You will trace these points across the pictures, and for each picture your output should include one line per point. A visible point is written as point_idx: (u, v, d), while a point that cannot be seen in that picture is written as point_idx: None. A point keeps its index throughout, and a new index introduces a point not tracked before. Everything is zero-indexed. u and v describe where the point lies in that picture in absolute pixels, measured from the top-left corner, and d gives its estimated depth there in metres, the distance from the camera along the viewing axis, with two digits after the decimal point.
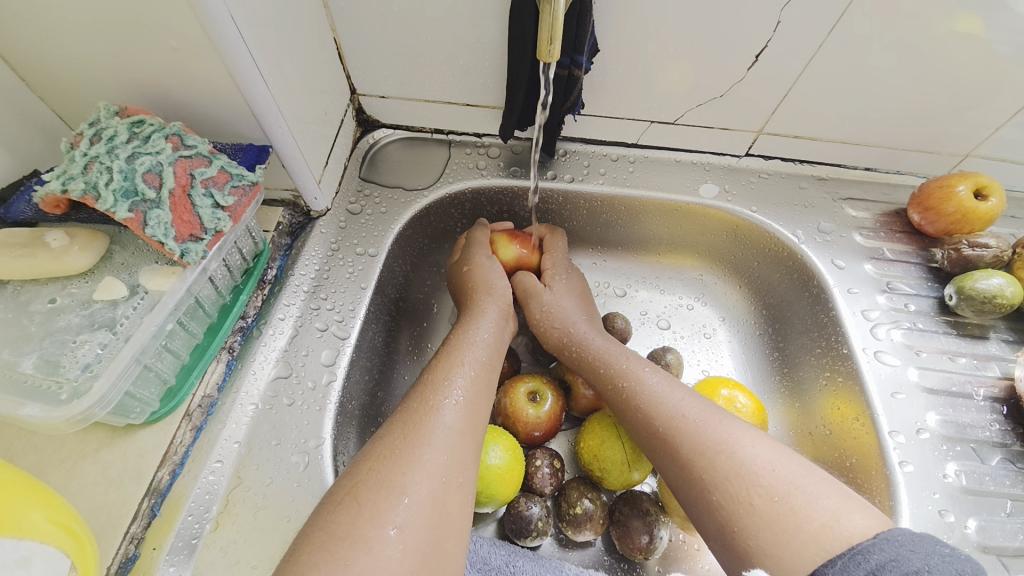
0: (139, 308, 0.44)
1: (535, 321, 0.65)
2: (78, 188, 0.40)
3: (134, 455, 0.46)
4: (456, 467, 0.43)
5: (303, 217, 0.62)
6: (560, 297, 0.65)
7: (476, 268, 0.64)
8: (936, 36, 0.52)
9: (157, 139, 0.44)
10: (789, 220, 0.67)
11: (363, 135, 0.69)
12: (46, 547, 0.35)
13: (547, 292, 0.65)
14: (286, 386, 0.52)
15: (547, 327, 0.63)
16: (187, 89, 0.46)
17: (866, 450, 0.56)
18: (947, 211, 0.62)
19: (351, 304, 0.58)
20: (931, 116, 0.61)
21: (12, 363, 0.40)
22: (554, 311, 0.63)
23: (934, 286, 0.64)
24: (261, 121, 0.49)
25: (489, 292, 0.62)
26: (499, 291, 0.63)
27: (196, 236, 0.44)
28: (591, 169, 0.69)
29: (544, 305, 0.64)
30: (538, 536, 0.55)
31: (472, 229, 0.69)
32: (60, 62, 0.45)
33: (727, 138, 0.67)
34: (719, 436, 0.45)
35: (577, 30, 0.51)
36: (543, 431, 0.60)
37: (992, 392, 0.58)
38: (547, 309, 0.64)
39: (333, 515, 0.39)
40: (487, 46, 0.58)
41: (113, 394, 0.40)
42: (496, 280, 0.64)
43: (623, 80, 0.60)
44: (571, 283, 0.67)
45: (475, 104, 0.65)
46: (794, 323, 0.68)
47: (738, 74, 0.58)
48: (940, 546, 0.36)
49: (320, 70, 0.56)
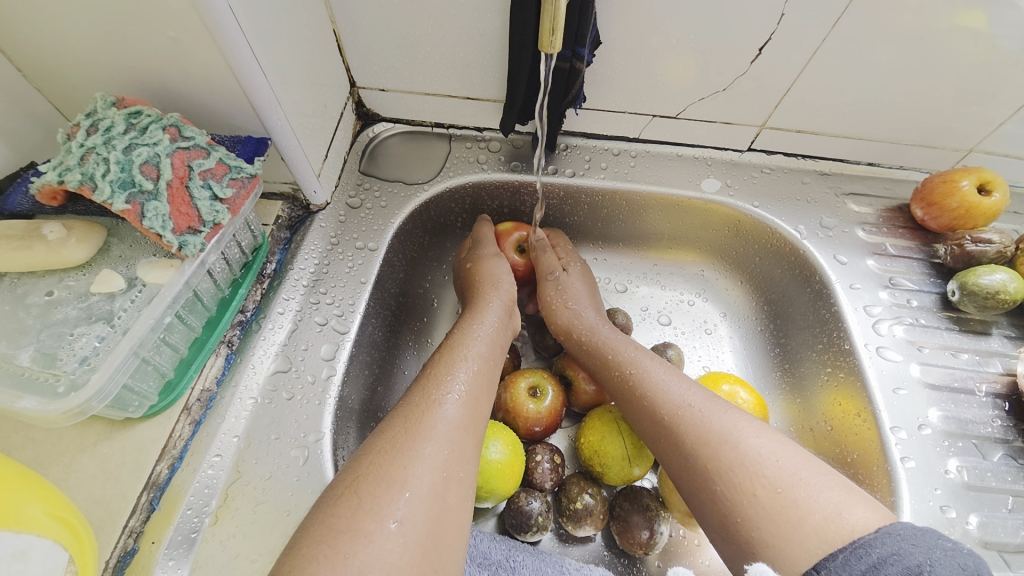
0: (137, 301, 0.44)
1: (545, 303, 0.65)
2: (75, 179, 0.40)
3: (133, 449, 0.46)
4: (456, 461, 0.42)
5: (302, 211, 0.61)
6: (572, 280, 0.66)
7: (483, 262, 0.64)
8: (940, 30, 0.52)
9: (154, 131, 0.43)
10: (791, 215, 0.67)
11: (363, 128, 0.69)
12: (43, 541, 0.35)
13: (564, 274, 0.66)
14: (286, 380, 0.52)
15: (558, 306, 0.64)
16: (185, 80, 0.46)
17: (867, 446, 0.56)
18: (950, 206, 0.62)
19: (351, 298, 0.58)
20: (934, 111, 0.61)
21: (9, 356, 0.40)
22: (567, 290, 0.65)
23: (936, 282, 0.64)
24: (259, 114, 0.49)
25: (495, 286, 0.62)
26: (505, 286, 0.62)
27: (194, 229, 0.44)
28: (592, 164, 0.69)
29: (558, 284, 0.65)
30: (538, 531, 0.55)
31: (477, 224, 0.69)
32: (56, 52, 0.45)
33: (728, 133, 0.67)
34: (723, 427, 0.45)
35: (579, 22, 0.51)
36: (543, 427, 0.60)
37: (993, 388, 0.58)
38: (560, 288, 0.65)
39: (332, 508, 0.38)
40: (488, 39, 0.57)
41: (111, 387, 0.40)
42: (503, 273, 0.63)
43: (624, 74, 0.60)
44: (584, 272, 0.67)
45: (475, 98, 0.65)
46: (795, 319, 0.68)
47: (741, 68, 0.57)
48: (942, 540, 0.36)
49: (319, 63, 0.56)
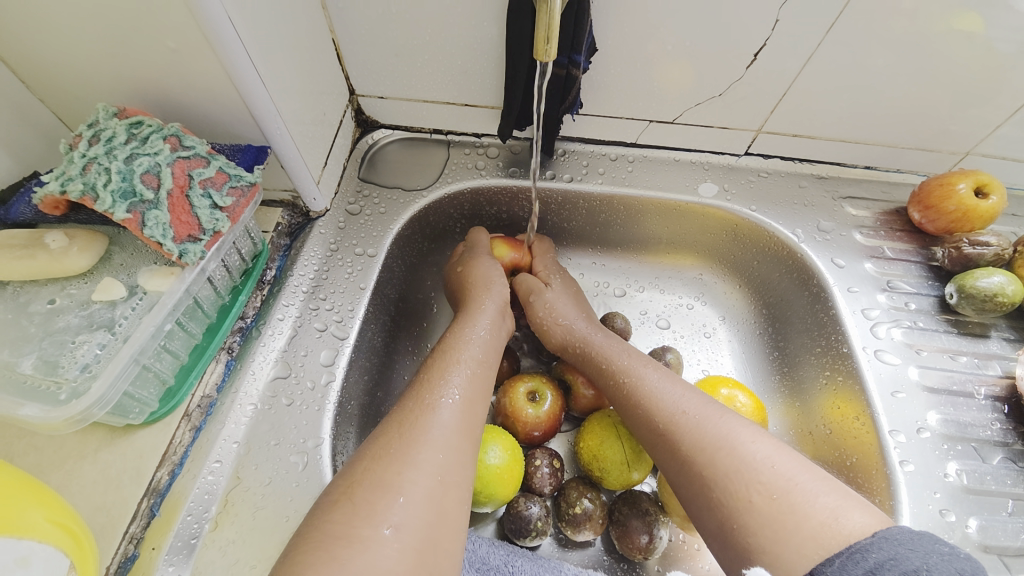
0: (138, 309, 0.44)
1: (539, 325, 0.64)
2: (77, 189, 0.41)
3: (134, 455, 0.46)
4: (453, 466, 0.43)
5: (302, 217, 0.62)
6: (559, 297, 0.65)
7: (473, 266, 0.65)
8: (935, 34, 0.52)
9: (155, 141, 0.44)
10: (788, 219, 0.67)
11: (362, 135, 0.70)
12: (45, 547, 0.35)
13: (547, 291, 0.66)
14: (285, 386, 0.52)
15: (551, 326, 0.63)
16: (185, 90, 0.47)
17: (866, 450, 0.56)
18: (947, 209, 0.62)
19: (350, 303, 0.58)
20: (931, 114, 0.61)
21: (12, 363, 0.41)
22: (554, 308, 0.64)
23: (934, 285, 0.64)
24: (258, 123, 0.49)
25: (489, 288, 0.62)
26: (498, 287, 0.63)
27: (194, 237, 0.44)
28: (590, 169, 0.69)
29: (545, 303, 0.65)
30: (538, 536, 0.55)
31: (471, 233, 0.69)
32: (58, 63, 0.45)
33: (725, 137, 0.67)
34: (719, 432, 0.45)
35: (575, 30, 0.51)
36: (543, 431, 0.60)
37: (992, 391, 0.58)
38: (547, 307, 0.64)
39: (328, 514, 0.39)
40: (486, 46, 0.58)
41: (112, 394, 0.41)
42: (494, 274, 0.64)
43: (621, 79, 0.60)
44: (566, 283, 0.67)
45: (474, 105, 0.65)
46: (794, 323, 0.68)
47: (737, 72, 0.58)
48: (940, 544, 0.36)
49: (319, 71, 0.56)
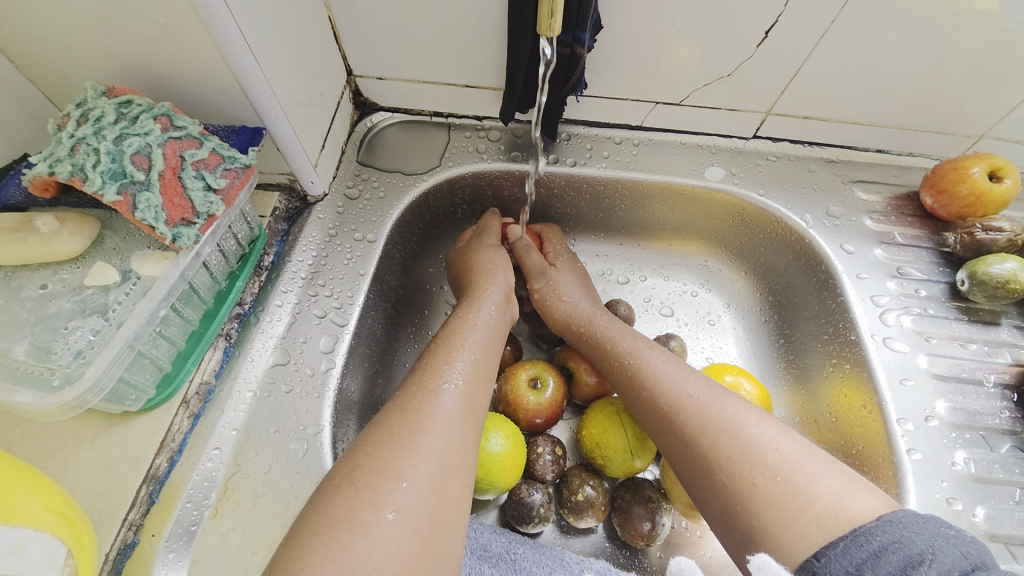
0: (131, 294, 0.43)
1: (542, 294, 0.64)
2: (65, 170, 0.39)
3: (132, 442, 0.45)
4: (454, 451, 0.42)
5: (299, 202, 0.61)
6: (564, 276, 0.65)
7: (483, 253, 0.63)
8: (950, 13, 0.50)
9: (145, 120, 0.43)
10: (797, 204, 0.65)
11: (360, 118, 0.68)
12: (41, 535, 0.35)
13: (553, 269, 0.66)
14: (284, 372, 0.51)
15: (553, 300, 0.63)
16: (177, 68, 0.45)
17: (872, 438, 0.55)
18: (960, 193, 0.61)
19: (349, 290, 0.57)
20: (946, 96, 0.59)
21: (4, 349, 0.40)
22: (557, 284, 0.64)
23: (945, 271, 0.63)
24: (253, 102, 0.48)
25: (501, 280, 0.61)
26: (502, 271, 0.62)
27: (187, 220, 0.43)
28: (594, 152, 0.67)
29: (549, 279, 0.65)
30: (539, 523, 0.54)
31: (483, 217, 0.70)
32: (43, 39, 0.44)
33: (733, 119, 0.66)
34: (723, 415, 0.45)
35: (580, 5, 0.50)
36: (545, 419, 0.59)
37: (1002, 379, 0.57)
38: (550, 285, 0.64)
39: (331, 499, 0.38)
40: (486, 24, 0.56)
41: (106, 380, 0.40)
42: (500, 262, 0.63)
43: (626, 60, 0.59)
44: (572, 264, 0.67)
45: (474, 86, 0.64)
46: (801, 309, 0.67)
47: (746, 52, 0.56)
48: (945, 528, 0.35)
49: (315, 50, 0.55)
